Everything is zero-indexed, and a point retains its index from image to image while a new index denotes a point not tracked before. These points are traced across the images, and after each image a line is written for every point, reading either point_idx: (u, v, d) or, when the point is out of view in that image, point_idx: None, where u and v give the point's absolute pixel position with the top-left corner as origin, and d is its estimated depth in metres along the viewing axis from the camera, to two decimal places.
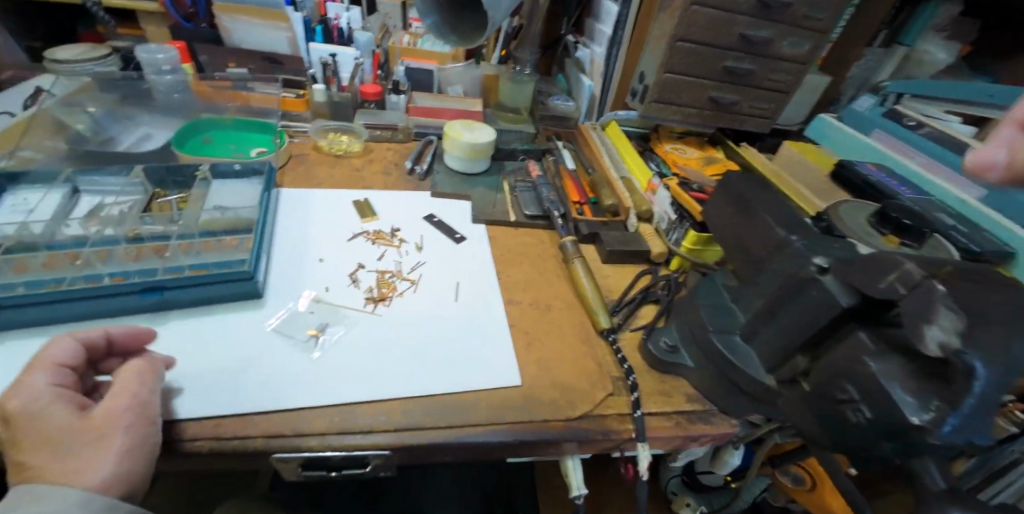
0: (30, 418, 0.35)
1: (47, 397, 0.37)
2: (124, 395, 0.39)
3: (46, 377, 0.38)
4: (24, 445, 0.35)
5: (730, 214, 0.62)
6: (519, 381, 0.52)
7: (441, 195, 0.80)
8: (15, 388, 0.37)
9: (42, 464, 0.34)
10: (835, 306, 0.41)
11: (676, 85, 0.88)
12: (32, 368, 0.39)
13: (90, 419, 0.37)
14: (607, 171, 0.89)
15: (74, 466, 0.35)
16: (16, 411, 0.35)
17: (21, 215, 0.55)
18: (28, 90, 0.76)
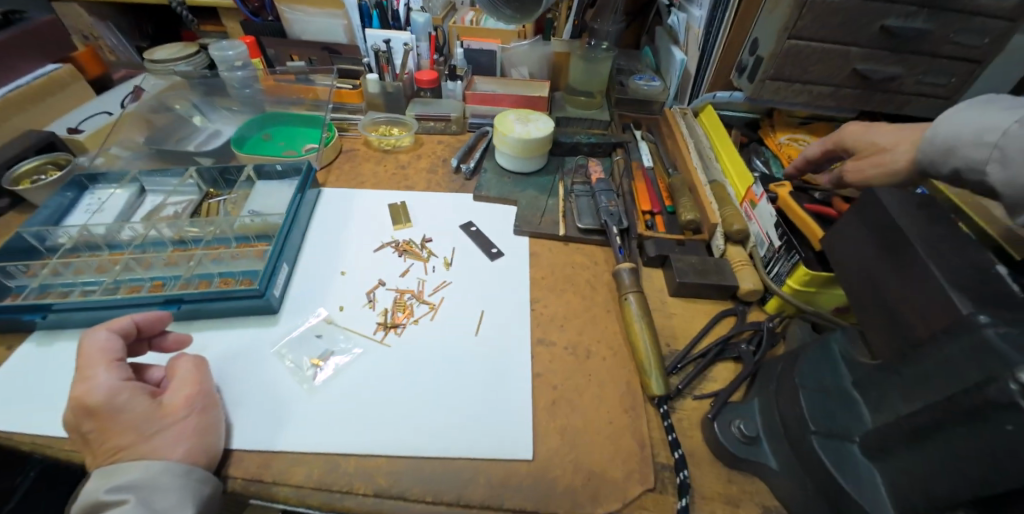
0: (111, 410, 0.38)
1: (120, 390, 0.39)
2: (191, 380, 0.43)
3: (114, 373, 0.40)
4: (108, 433, 0.38)
5: (868, 257, 0.42)
6: (531, 455, 0.42)
7: (484, 200, 0.70)
8: (85, 385, 0.39)
9: (133, 445, 0.38)
10: None
11: (802, 55, 0.65)
12: (94, 366, 0.40)
13: (170, 405, 0.40)
14: (691, 172, 0.71)
15: (158, 443, 0.38)
16: (95, 403, 0.38)
17: (92, 215, 0.60)
18: (128, 89, 0.84)
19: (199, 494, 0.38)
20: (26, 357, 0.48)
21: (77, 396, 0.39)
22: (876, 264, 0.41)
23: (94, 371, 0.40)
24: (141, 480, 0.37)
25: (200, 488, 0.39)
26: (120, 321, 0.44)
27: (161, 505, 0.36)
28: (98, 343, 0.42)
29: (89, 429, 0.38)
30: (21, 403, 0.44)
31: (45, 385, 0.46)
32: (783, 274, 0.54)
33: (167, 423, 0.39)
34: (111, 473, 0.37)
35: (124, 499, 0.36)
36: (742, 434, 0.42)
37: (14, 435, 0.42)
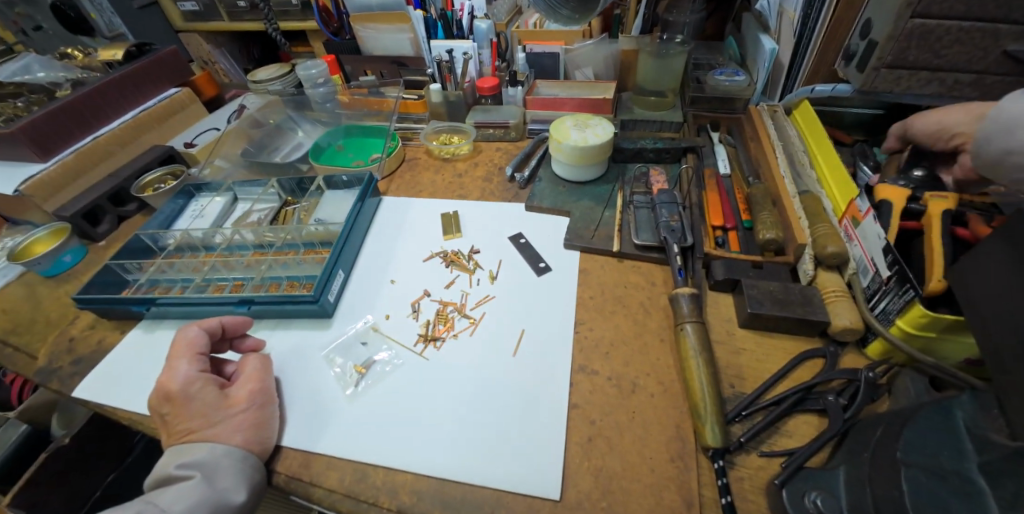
0: (185, 397, 0.41)
1: (196, 380, 0.43)
2: (255, 377, 0.46)
3: (194, 365, 0.44)
4: (181, 417, 0.41)
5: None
6: (558, 495, 0.39)
7: (536, 210, 0.68)
8: (169, 373, 0.43)
9: (198, 430, 0.41)
10: None
11: (935, 34, 0.52)
12: (180, 356, 0.44)
13: (234, 398, 0.43)
14: (777, 181, 0.61)
15: (220, 430, 0.41)
16: (175, 389, 0.42)
17: (195, 220, 0.70)
18: (234, 108, 0.96)
19: (250, 482, 0.40)
20: (132, 343, 0.56)
21: (162, 382, 0.42)
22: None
23: (178, 361, 0.44)
24: (205, 459, 0.39)
25: (252, 474, 0.41)
26: (208, 321, 0.48)
27: (219, 485, 0.38)
28: (188, 336, 0.46)
29: (166, 412, 0.42)
30: (126, 382, 0.52)
31: (143, 370, 0.54)
32: (891, 312, 0.43)
33: (232, 414, 0.42)
34: (181, 451, 0.40)
35: (190, 474, 0.38)
36: (819, 510, 0.34)
37: (117, 409, 0.50)
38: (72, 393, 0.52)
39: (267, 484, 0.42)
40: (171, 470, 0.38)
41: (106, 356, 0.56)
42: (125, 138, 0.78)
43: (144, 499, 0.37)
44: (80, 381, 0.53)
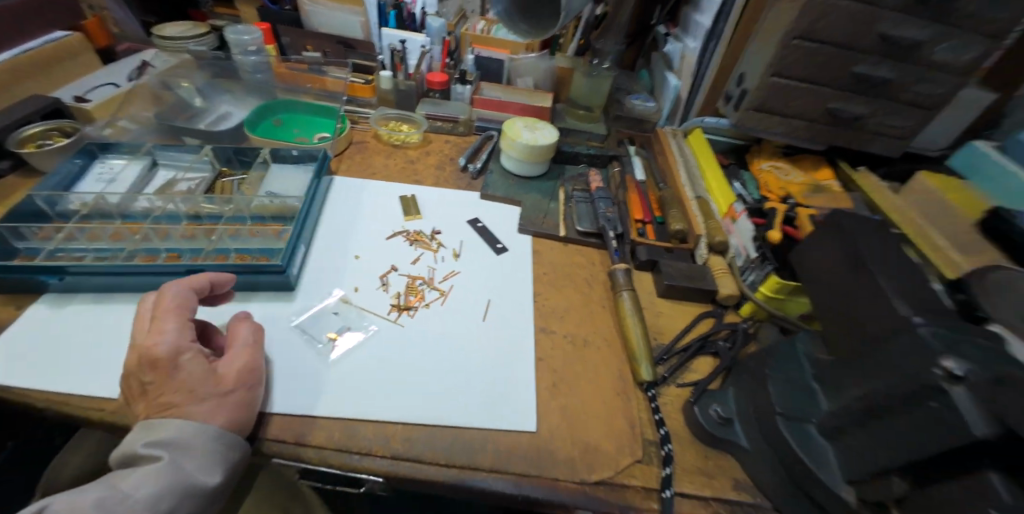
0: (173, 368, 0.38)
1: (186, 350, 0.40)
2: (247, 353, 0.43)
3: (183, 331, 0.41)
4: (164, 390, 0.38)
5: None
6: (534, 428, 0.46)
7: (491, 199, 0.75)
8: (156, 336, 0.39)
9: (179, 404, 0.37)
10: (964, 435, 0.29)
11: (786, 92, 0.77)
12: (168, 317, 0.41)
13: (224, 376, 0.41)
14: (680, 187, 0.78)
15: (207, 407, 0.38)
16: (161, 355, 0.38)
17: (105, 184, 0.62)
18: (135, 63, 0.86)
19: (225, 464, 0.38)
20: (38, 317, 0.50)
21: (145, 347, 0.39)
22: (990, 426, 0.29)
23: (168, 326, 0.40)
24: (176, 438, 0.36)
25: (229, 454, 0.38)
26: (197, 283, 0.46)
27: (189, 467, 0.36)
28: (174, 294, 0.43)
29: (147, 381, 0.38)
30: (40, 358, 0.47)
31: (59, 345, 0.48)
32: (756, 282, 0.62)
33: (224, 393, 0.40)
34: (153, 426, 0.36)
35: (158, 453, 0.35)
36: (719, 416, 0.48)
37: (32, 391, 0.45)
38: None
39: (245, 458, 0.40)
40: (139, 447, 0.35)
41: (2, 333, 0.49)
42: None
43: (110, 474, 0.34)
44: None
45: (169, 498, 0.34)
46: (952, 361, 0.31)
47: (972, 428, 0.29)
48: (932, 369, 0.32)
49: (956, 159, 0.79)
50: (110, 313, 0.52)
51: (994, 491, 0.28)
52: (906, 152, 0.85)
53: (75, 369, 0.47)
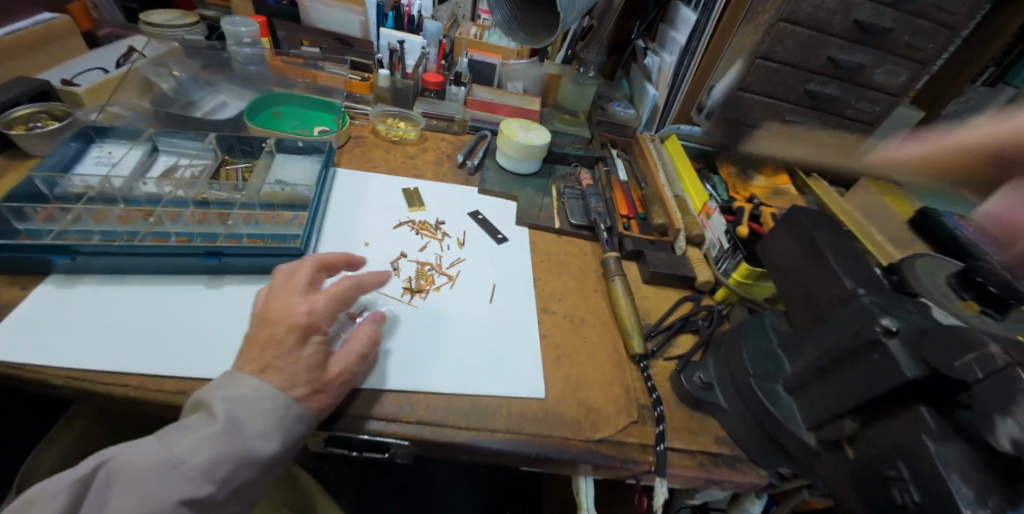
0: (283, 344, 0.41)
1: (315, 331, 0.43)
2: (349, 359, 0.45)
3: (327, 313, 0.45)
4: (270, 358, 0.41)
5: (956, 375, 0.33)
6: (543, 395, 0.51)
7: (489, 193, 0.79)
8: (308, 304, 0.44)
9: (275, 364, 0.41)
10: (898, 376, 0.37)
11: (751, 104, 0.87)
12: (326, 293, 0.46)
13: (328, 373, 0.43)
14: (660, 187, 0.86)
15: (284, 370, 0.40)
16: (301, 322, 0.43)
17: (107, 168, 0.61)
18: (122, 50, 0.85)
19: (284, 433, 0.39)
20: (45, 297, 0.50)
21: (294, 311, 0.44)
22: (918, 369, 0.37)
23: (320, 300, 0.45)
24: (244, 398, 0.38)
25: (293, 426, 0.39)
26: (369, 274, 0.51)
27: (248, 433, 0.37)
28: (346, 283, 0.48)
29: (261, 344, 0.42)
30: (52, 336, 0.48)
31: (71, 324, 0.49)
32: (729, 270, 0.70)
33: (317, 387, 0.41)
34: (234, 382, 0.39)
35: (223, 413, 0.37)
36: (702, 381, 0.55)
37: (46, 368, 0.45)
38: None
39: (307, 432, 0.41)
40: (211, 402, 0.37)
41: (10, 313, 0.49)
42: None
43: (176, 425, 0.37)
44: None
45: (224, 461, 0.35)
46: (888, 320, 0.40)
47: (905, 372, 0.37)
48: (874, 327, 0.41)
49: None
50: (118, 293, 0.52)
51: (922, 420, 0.36)
52: None
53: (89, 348, 0.47)
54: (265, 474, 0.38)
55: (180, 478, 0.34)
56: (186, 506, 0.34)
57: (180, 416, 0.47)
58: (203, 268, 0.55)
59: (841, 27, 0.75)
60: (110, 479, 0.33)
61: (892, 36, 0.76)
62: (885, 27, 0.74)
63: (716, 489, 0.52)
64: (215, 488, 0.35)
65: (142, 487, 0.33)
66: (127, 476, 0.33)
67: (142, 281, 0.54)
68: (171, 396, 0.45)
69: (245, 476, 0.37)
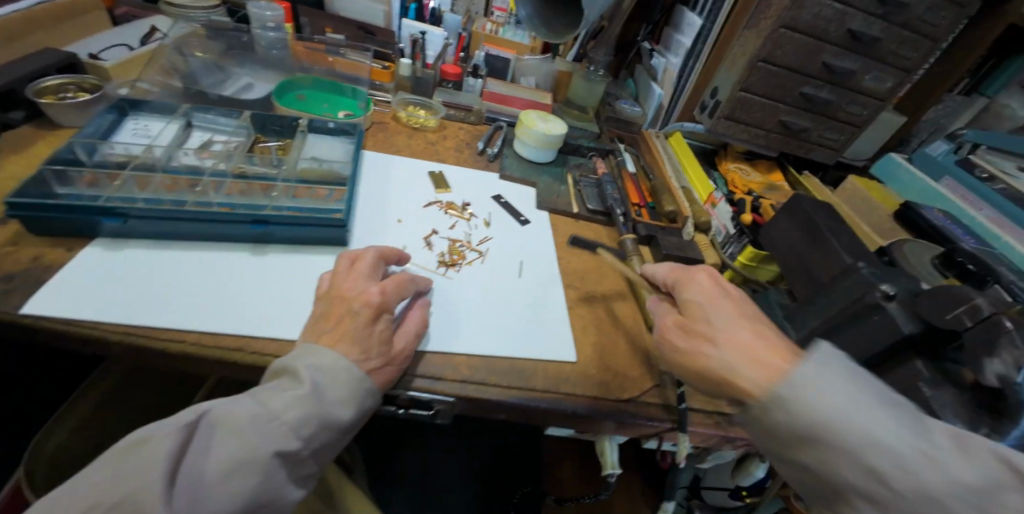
0: (354, 321, 0.47)
1: (383, 313, 0.49)
2: (410, 337, 0.50)
3: (393, 298, 0.51)
4: (344, 336, 0.46)
5: (948, 326, 0.42)
6: (574, 359, 0.55)
7: (508, 179, 0.83)
8: (377, 291, 0.50)
9: (345, 339, 0.46)
10: (897, 332, 0.46)
11: (750, 105, 0.93)
12: (391, 282, 0.52)
13: (394, 349, 0.48)
14: (668, 178, 0.91)
15: (353, 344, 0.45)
16: (375, 303, 0.49)
17: (146, 139, 0.63)
18: (144, 29, 0.86)
19: (358, 405, 0.44)
20: (96, 258, 0.53)
21: (365, 294, 0.49)
22: (915, 325, 0.46)
23: (387, 287, 0.51)
24: (326, 368, 0.43)
25: (365, 399, 0.45)
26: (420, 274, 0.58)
27: (329, 399, 0.42)
28: (404, 275, 0.54)
29: (327, 329, 0.46)
30: (104, 295, 0.49)
31: (123, 283, 0.51)
32: (734, 253, 0.78)
33: (388, 360, 0.47)
34: (311, 352, 0.44)
35: (309, 378, 0.42)
36: None
37: (101, 324, 0.46)
38: (19, 310, 0.46)
39: (374, 405, 0.47)
40: (296, 368, 0.43)
41: (57, 273, 0.50)
42: (14, 30, 0.68)
43: (265, 387, 0.43)
44: (30, 299, 0.47)
45: (309, 420, 0.41)
46: (887, 286, 0.49)
47: (903, 328, 0.46)
48: (875, 293, 0.49)
49: (877, 167, 1.01)
50: (166, 258, 0.54)
51: (918, 371, 0.45)
52: (838, 161, 1.07)
53: (139, 308, 0.49)
54: (339, 437, 0.44)
55: (274, 432, 0.39)
56: (278, 456, 0.39)
57: (228, 375, 0.49)
58: (250, 236, 0.58)
59: (835, 35, 0.82)
60: (217, 426, 0.39)
61: (881, 45, 0.84)
62: (875, 36, 0.82)
63: (726, 450, 0.60)
64: (301, 443, 0.40)
65: (243, 436, 0.38)
66: (230, 424, 0.39)
67: (191, 248, 0.57)
68: (228, 352, 0.47)
69: (324, 437, 0.42)
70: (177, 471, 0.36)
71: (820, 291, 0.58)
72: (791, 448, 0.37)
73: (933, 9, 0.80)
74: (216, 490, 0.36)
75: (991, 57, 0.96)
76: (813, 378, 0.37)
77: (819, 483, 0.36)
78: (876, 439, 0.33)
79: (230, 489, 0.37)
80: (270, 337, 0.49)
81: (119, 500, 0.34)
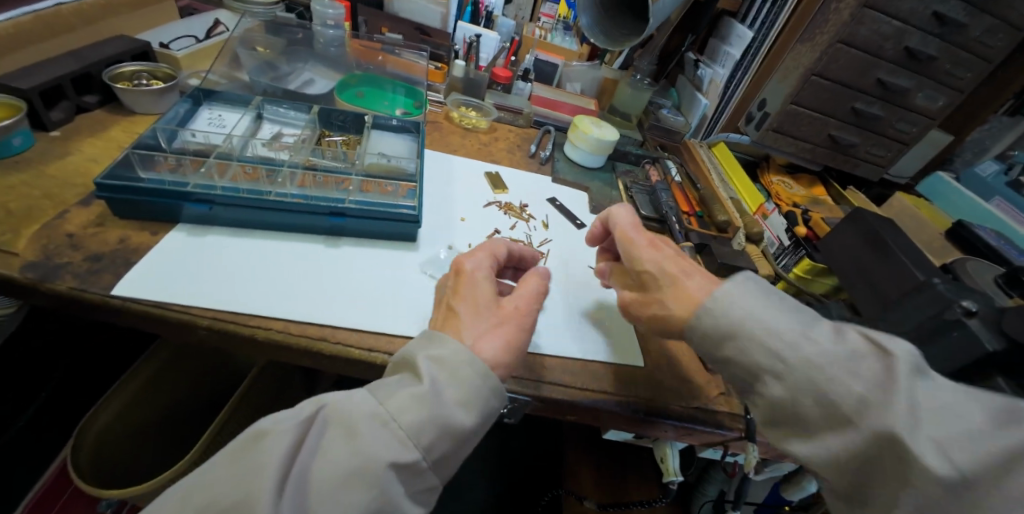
0: (458, 288, 0.46)
1: (481, 274, 0.48)
2: (525, 299, 0.46)
3: (489, 263, 0.50)
4: (454, 302, 0.45)
5: None
6: (642, 363, 0.56)
7: (561, 182, 0.84)
8: (469, 257, 0.50)
9: (452, 310, 0.45)
10: (980, 348, 0.46)
11: (799, 118, 0.92)
12: (484, 249, 0.52)
13: (505, 311, 0.45)
14: (716, 188, 0.90)
15: (461, 312, 0.44)
16: (467, 268, 0.48)
17: (221, 129, 0.65)
18: (209, 22, 0.88)
19: (478, 405, 0.38)
20: (179, 242, 0.54)
21: (459, 261, 0.50)
22: (998, 341, 0.46)
23: (480, 255, 0.51)
24: (447, 358, 0.38)
25: (488, 398, 0.38)
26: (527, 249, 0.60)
27: (447, 398, 0.36)
28: (498, 243, 0.55)
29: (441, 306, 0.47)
30: (190, 278, 0.50)
31: (210, 269, 0.52)
32: (789, 264, 0.80)
33: (498, 321, 0.43)
34: (429, 336, 0.41)
35: (427, 374, 0.37)
36: None
37: (190, 308, 0.47)
38: (110, 292, 0.47)
39: (498, 411, 0.40)
40: (418, 358, 0.38)
41: (145, 256, 0.51)
42: (92, 15, 0.71)
43: (385, 381, 0.38)
44: (120, 280, 0.48)
45: (430, 426, 0.35)
46: (969, 303, 0.49)
47: (987, 345, 0.46)
48: (956, 309, 0.50)
49: (923, 186, 1.01)
50: (246, 246, 0.56)
51: (1002, 388, 0.44)
52: (882, 178, 1.07)
53: (224, 295, 0.49)
54: (458, 447, 0.38)
55: (387, 437, 0.34)
56: (392, 470, 0.33)
57: (306, 365, 0.50)
58: (323, 229, 0.59)
59: (892, 52, 0.83)
60: (332, 424, 0.34)
61: (937, 64, 0.84)
62: (932, 55, 0.82)
63: (784, 462, 0.60)
64: (419, 454, 0.34)
65: (353, 439, 0.33)
66: (342, 423, 0.34)
67: (270, 237, 0.58)
68: (313, 341, 0.47)
69: (444, 448, 0.36)
70: (290, 470, 0.31)
71: (890, 307, 0.59)
72: (715, 349, 0.40)
73: (991, 32, 0.80)
74: (331, 506, 0.31)
75: None
76: (732, 293, 0.40)
77: (784, 419, 0.36)
78: (795, 349, 0.35)
79: (348, 501, 0.31)
80: (350, 327, 0.50)
81: (228, 504, 0.30)
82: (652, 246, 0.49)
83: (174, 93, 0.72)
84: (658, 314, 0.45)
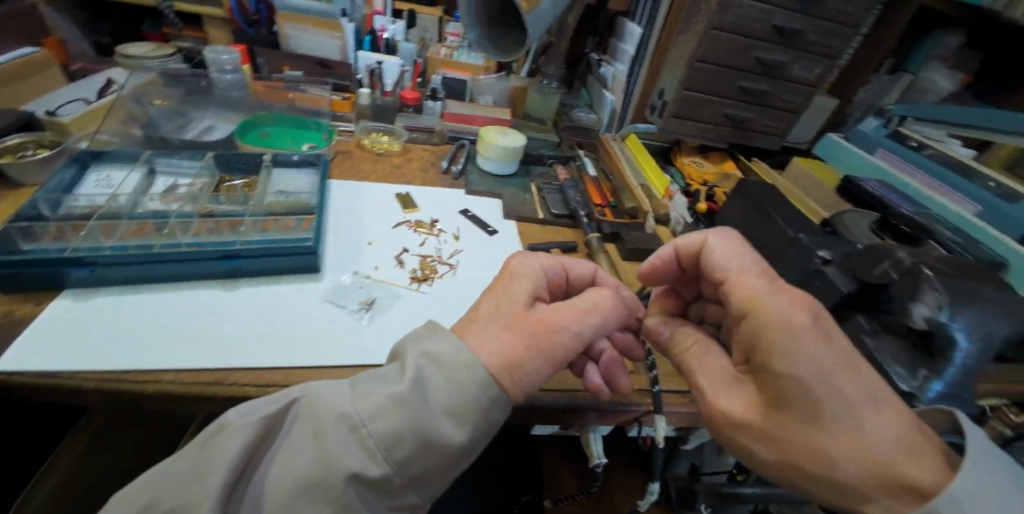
0: (496, 283, 0.46)
1: (528, 271, 0.48)
2: (561, 313, 0.43)
3: (540, 267, 0.50)
4: (487, 295, 0.44)
5: (878, 280, 0.46)
6: None
7: (475, 193, 0.86)
8: (525, 256, 0.51)
9: (481, 305, 0.43)
10: (839, 292, 0.50)
11: (694, 101, 0.98)
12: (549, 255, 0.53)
13: (534, 318, 0.42)
14: (627, 178, 0.95)
15: (483, 306, 0.43)
16: (513, 261, 0.49)
17: (108, 189, 0.64)
18: (101, 82, 0.87)
19: (472, 420, 0.35)
20: (67, 308, 0.53)
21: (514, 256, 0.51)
22: (852, 283, 0.50)
23: (535, 256, 0.51)
24: (451, 360, 0.36)
25: (484, 413, 0.35)
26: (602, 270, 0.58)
27: (434, 408, 0.34)
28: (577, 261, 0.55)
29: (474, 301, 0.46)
30: (79, 342, 0.49)
31: (101, 330, 0.51)
32: None
33: (514, 324, 0.40)
34: (438, 331, 0.39)
35: (415, 368, 0.35)
36: None
37: (79, 371, 0.46)
38: None
39: (499, 422, 0.37)
40: (412, 352, 0.37)
41: (27, 327, 0.50)
42: None
43: (375, 372, 0.36)
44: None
45: (405, 433, 0.33)
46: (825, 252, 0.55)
47: (844, 288, 0.50)
48: (817, 260, 0.54)
49: (818, 149, 1.08)
50: (140, 301, 0.55)
51: (860, 324, 0.48)
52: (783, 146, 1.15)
53: (117, 352, 0.49)
54: (447, 465, 0.35)
55: (352, 439, 0.32)
56: (354, 480, 0.31)
57: (210, 412, 0.49)
58: (220, 272, 0.59)
59: (762, 32, 0.89)
60: (304, 417, 0.34)
61: (804, 37, 0.91)
62: (797, 30, 0.89)
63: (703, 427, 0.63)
64: (391, 468, 0.33)
65: (317, 438, 0.32)
66: (309, 419, 0.34)
67: (170, 287, 0.58)
68: (207, 387, 0.47)
69: (424, 464, 0.34)
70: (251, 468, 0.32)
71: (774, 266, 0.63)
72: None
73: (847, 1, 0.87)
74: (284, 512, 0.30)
75: (907, 38, 1.05)
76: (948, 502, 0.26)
77: None
78: None
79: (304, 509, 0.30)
80: (245, 366, 0.50)
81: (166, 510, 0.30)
82: (820, 331, 0.35)
83: (64, 159, 0.71)
84: (808, 463, 0.34)
